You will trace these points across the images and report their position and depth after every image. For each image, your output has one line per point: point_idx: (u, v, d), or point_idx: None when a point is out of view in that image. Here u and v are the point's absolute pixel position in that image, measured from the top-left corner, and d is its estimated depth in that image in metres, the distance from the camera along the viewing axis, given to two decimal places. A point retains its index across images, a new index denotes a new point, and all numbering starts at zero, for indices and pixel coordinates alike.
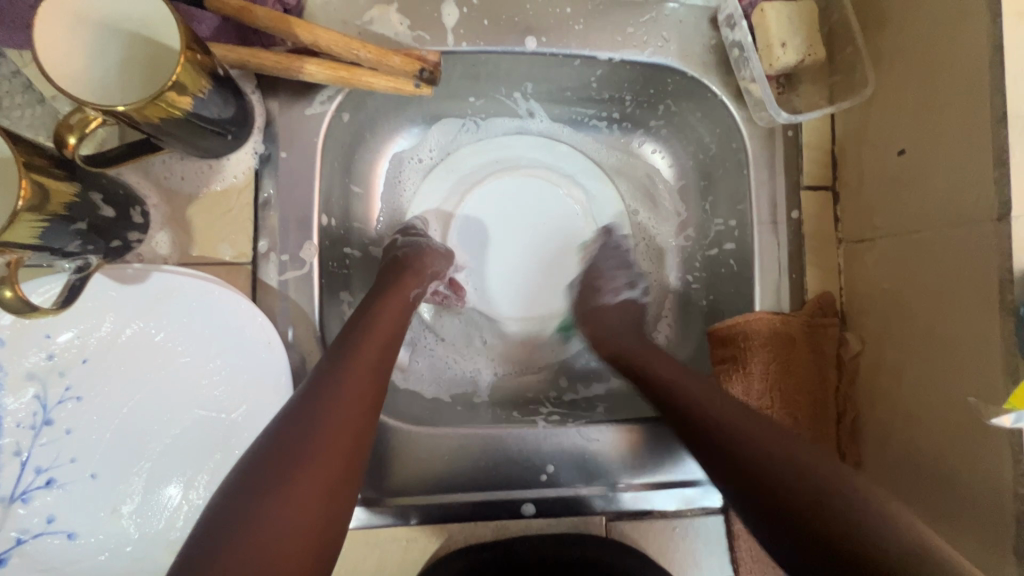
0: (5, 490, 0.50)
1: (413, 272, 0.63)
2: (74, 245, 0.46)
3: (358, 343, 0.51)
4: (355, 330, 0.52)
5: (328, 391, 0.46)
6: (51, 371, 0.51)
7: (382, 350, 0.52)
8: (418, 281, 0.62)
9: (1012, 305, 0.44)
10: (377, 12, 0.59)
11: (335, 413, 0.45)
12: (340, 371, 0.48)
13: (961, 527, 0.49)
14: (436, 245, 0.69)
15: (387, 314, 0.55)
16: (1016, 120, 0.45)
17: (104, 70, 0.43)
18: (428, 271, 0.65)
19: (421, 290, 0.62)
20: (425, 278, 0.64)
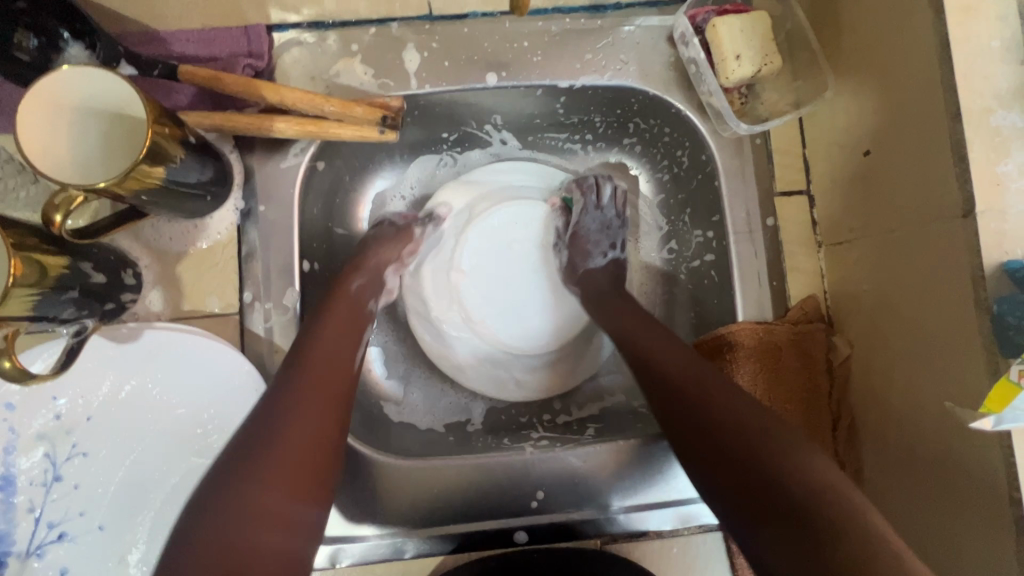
0: (21, 545, 0.53)
1: (353, 266, 0.62)
2: (69, 311, 0.49)
3: (324, 330, 0.53)
4: (301, 351, 0.51)
5: (276, 414, 0.45)
6: (58, 430, 0.54)
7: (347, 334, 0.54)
8: (361, 276, 0.61)
9: (987, 302, 0.43)
10: (342, 64, 0.62)
11: (298, 410, 0.46)
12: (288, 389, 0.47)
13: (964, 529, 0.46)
14: (391, 234, 0.66)
15: (334, 332, 0.53)
16: (970, 115, 0.44)
17: (85, 150, 0.47)
18: (376, 263, 0.63)
19: (364, 282, 0.61)
20: (369, 271, 0.62)
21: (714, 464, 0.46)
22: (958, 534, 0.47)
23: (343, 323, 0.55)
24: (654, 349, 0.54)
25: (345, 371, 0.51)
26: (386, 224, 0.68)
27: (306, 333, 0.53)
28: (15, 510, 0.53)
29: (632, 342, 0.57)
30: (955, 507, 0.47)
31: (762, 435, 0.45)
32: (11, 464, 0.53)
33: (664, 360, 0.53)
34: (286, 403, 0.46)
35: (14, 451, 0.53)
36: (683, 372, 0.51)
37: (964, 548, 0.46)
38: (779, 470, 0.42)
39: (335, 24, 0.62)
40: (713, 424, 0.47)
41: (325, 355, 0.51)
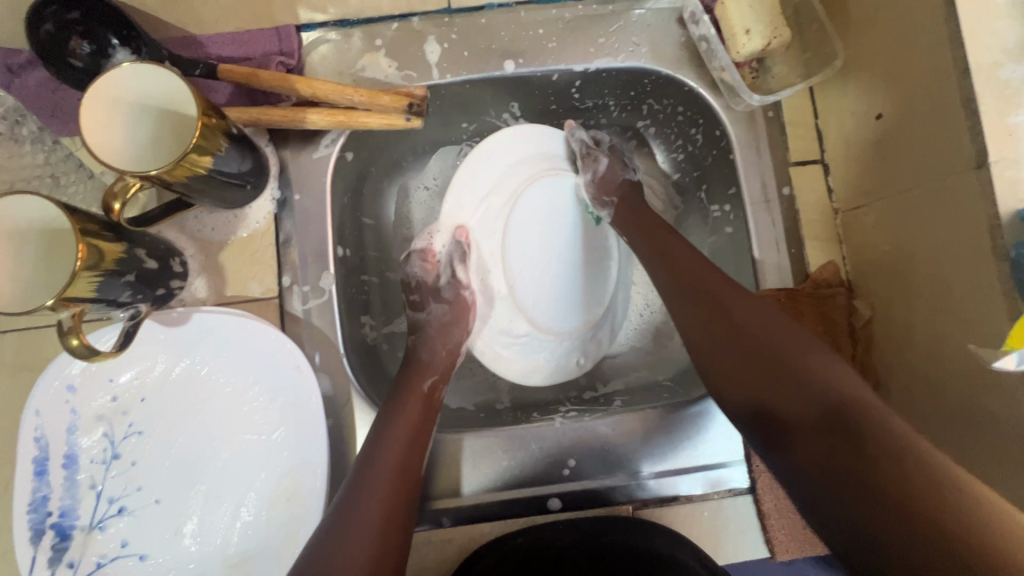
0: (85, 519, 0.56)
1: (422, 364, 0.62)
2: (125, 295, 0.53)
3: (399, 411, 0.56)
4: (381, 441, 0.53)
5: (352, 509, 0.48)
6: (116, 411, 0.58)
7: (424, 414, 0.57)
8: (435, 371, 0.62)
9: (1004, 249, 0.44)
10: (368, 59, 0.65)
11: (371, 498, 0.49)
12: (369, 484, 0.50)
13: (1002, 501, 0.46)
14: (446, 313, 0.66)
15: (409, 426, 0.55)
16: (980, 69, 0.45)
17: (138, 145, 0.51)
18: (442, 352, 0.65)
19: (434, 379, 0.61)
20: (437, 361, 0.64)
21: (750, 371, 0.51)
22: (990, 478, 0.47)
23: (421, 413, 0.57)
24: (687, 266, 0.59)
25: (419, 463, 0.53)
26: (433, 300, 0.67)
27: (385, 421, 0.55)
28: (78, 486, 0.56)
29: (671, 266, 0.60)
30: (988, 457, 0.47)
31: (791, 357, 0.49)
32: (74, 443, 0.57)
33: (704, 281, 0.57)
34: (368, 492, 0.49)
35: (76, 431, 0.57)
36: (723, 295, 0.55)
37: (995, 490, 0.47)
38: (801, 387, 0.48)
39: (359, 21, 0.65)
40: (750, 333, 0.52)
41: (406, 449, 0.53)
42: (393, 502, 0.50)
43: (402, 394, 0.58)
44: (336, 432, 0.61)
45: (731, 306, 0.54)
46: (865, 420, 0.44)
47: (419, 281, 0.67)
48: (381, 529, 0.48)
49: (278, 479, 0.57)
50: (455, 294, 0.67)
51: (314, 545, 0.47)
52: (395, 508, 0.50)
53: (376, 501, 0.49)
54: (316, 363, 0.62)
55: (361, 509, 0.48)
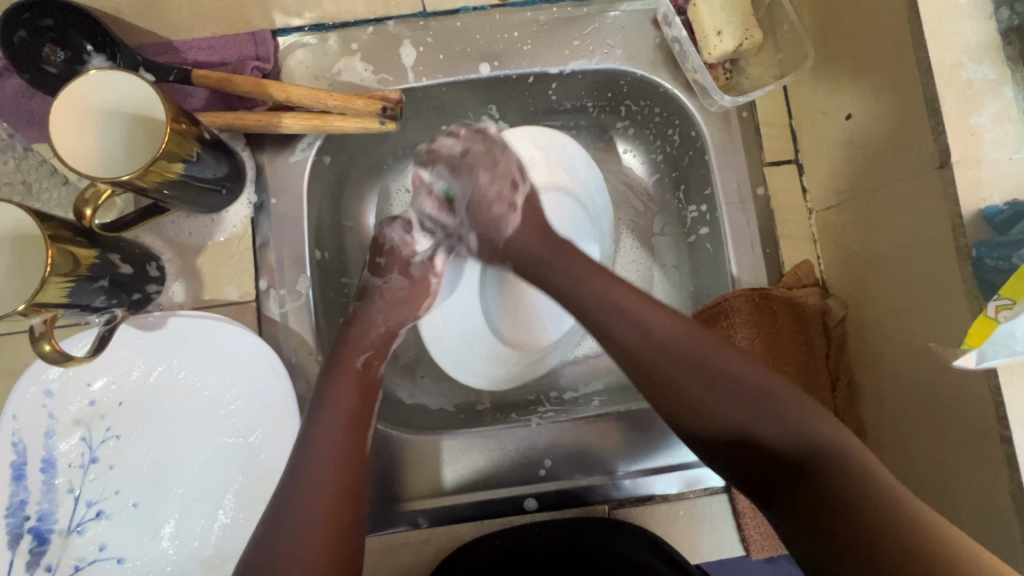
0: (62, 523, 0.56)
1: (353, 339, 0.60)
2: (100, 300, 0.53)
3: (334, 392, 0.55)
4: (314, 430, 0.52)
5: (297, 499, 0.48)
6: (93, 415, 0.58)
7: (361, 391, 0.56)
8: (368, 347, 0.61)
9: (966, 247, 0.44)
10: (343, 63, 0.66)
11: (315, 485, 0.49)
12: (305, 473, 0.49)
13: (970, 500, 0.47)
14: (403, 288, 0.66)
15: (348, 408, 0.54)
16: (941, 69, 0.45)
17: (110, 151, 0.51)
18: (380, 330, 0.63)
19: (369, 354, 0.60)
20: (373, 336, 0.62)
21: (712, 427, 0.49)
22: (958, 475, 0.48)
23: (357, 397, 0.56)
24: (632, 317, 0.53)
25: (358, 442, 0.53)
26: (396, 272, 0.66)
27: (316, 409, 0.54)
28: (56, 491, 0.57)
29: (603, 318, 0.54)
30: (954, 452, 0.48)
31: (761, 400, 0.47)
32: (51, 447, 0.57)
33: (651, 335, 0.52)
34: (307, 480, 0.49)
35: (53, 436, 0.57)
36: (673, 348, 0.51)
37: (963, 486, 0.47)
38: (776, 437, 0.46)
39: (335, 25, 0.66)
40: (709, 388, 0.49)
41: (343, 433, 0.52)
42: (341, 494, 0.49)
43: (332, 377, 0.56)
44: None
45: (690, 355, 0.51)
46: (832, 463, 0.44)
47: (394, 248, 0.66)
48: (332, 521, 0.48)
49: (255, 481, 0.58)
50: (422, 276, 0.67)
51: (261, 535, 0.47)
52: (344, 496, 0.49)
53: (318, 498, 0.48)
54: (293, 366, 0.62)
55: (299, 506, 0.47)
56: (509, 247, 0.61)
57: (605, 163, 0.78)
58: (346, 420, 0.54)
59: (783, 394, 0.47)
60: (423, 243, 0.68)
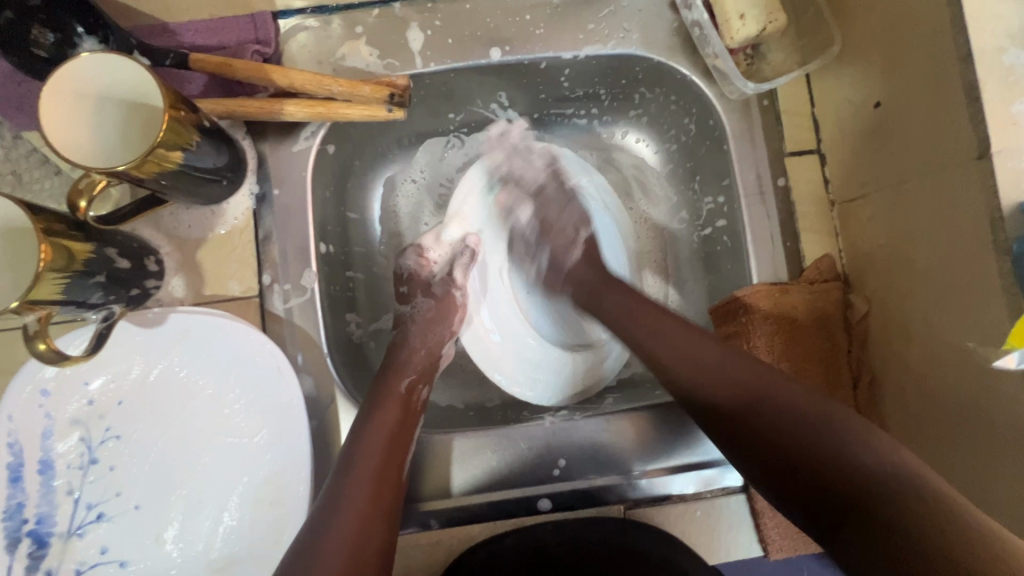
0: (62, 526, 0.55)
1: (399, 364, 0.61)
2: (97, 296, 0.51)
3: (377, 412, 0.55)
4: (358, 445, 0.52)
5: (330, 517, 0.46)
6: (92, 415, 0.56)
7: (405, 413, 0.56)
8: (412, 370, 0.61)
9: (1006, 243, 0.42)
10: (348, 47, 0.63)
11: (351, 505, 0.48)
12: (343, 488, 0.49)
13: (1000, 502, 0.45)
14: (431, 309, 0.66)
15: (388, 427, 0.54)
16: (982, 54, 0.43)
17: (104, 139, 0.48)
18: (421, 351, 0.63)
19: (414, 377, 0.60)
20: (416, 359, 0.62)
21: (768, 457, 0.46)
22: (987, 478, 0.46)
23: (398, 416, 0.55)
24: (678, 343, 0.54)
25: (399, 466, 0.52)
26: (422, 295, 0.67)
27: (362, 425, 0.54)
28: (55, 493, 0.55)
29: (650, 347, 0.55)
30: (984, 453, 0.46)
31: (818, 430, 0.44)
32: (49, 448, 0.55)
33: (696, 361, 0.52)
34: (344, 497, 0.48)
35: (50, 436, 0.55)
36: (720, 372, 0.50)
37: (994, 489, 0.46)
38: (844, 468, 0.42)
39: (339, 7, 0.63)
40: (760, 422, 0.46)
41: (383, 457, 0.52)
42: (371, 512, 0.48)
43: (378, 398, 0.56)
44: (319, 434, 0.59)
45: (737, 382, 0.49)
46: (905, 498, 0.39)
47: (412, 273, 0.67)
48: (358, 540, 0.46)
49: (261, 483, 0.56)
50: (445, 292, 0.66)
51: (294, 552, 0.45)
52: (377, 516, 0.48)
53: (352, 518, 0.47)
54: (299, 363, 0.60)
55: (335, 526, 0.46)
56: (572, 273, 0.67)
57: (617, 153, 0.75)
58: (387, 440, 0.53)
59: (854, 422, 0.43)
60: (440, 254, 0.69)
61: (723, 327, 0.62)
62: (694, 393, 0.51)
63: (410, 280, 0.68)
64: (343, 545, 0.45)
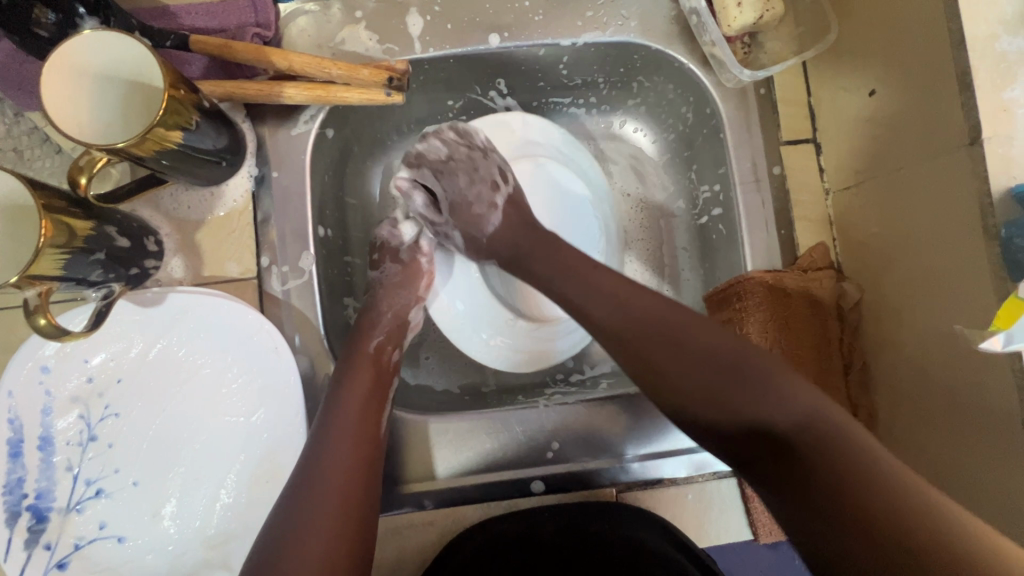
0: (61, 501, 0.55)
1: (368, 325, 0.62)
2: (96, 274, 0.51)
3: (352, 368, 0.56)
4: (335, 410, 0.53)
5: (314, 469, 0.48)
6: (92, 393, 0.57)
7: (378, 371, 0.57)
8: (381, 332, 0.61)
9: (995, 229, 0.43)
10: (348, 32, 0.63)
11: (335, 456, 0.49)
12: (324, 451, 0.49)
13: (988, 484, 0.46)
14: (397, 275, 0.66)
15: (365, 387, 0.55)
16: (975, 41, 0.43)
17: (105, 118, 0.49)
18: (389, 315, 0.63)
19: (381, 338, 0.61)
20: (383, 323, 0.63)
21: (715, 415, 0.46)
22: (976, 458, 0.47)
23: (370, 379, 0.56)
24: (625, 300, 0.52)
25: (377, 422, 0.54)
26: (390, 260, 0.67)
27: (339, 383, 0.55)
28: (54, 469, 0.56)
29: (576, 298, 0.54)
30: (972, 430, 0.47)
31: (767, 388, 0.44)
32: (49, 425, 0.56)
33: (644, 313, 0.51)
34: (326, 453, 0.49)
35: (50, 413, 0.56)
36: (673, 329, 0.49)
37: (980, 471, 0.47)
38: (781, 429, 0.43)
39: None
40: (715, 384, 0.46)
41: (361, 412, 0.53)
42: (356, 465, 0.50)
43: (350, 363, 0.57)
44: (316, 415, 0.60)
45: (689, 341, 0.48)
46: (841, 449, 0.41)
47: (383, 242, 0.68)
48: (345, 490, 0.48)
49: (258, 461, 0.57)
50: (411, 258, 0.67)
51: (283, 504, 0.47)
52: (361, 466, 0.50)
53: (335, 467, 0.48)
54: (296, 345, 0.61)
55: (318, 476, 0.48)
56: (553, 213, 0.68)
57: (615, 142, 0.76)
58: (363, 404, 0.54)
59: (833, 408, 0.43)
60: (408, 228, 0.68)
61: (722, 312, 0.63)
62: (641, 351, 0.49)
63: (378, 247, 0.68)
64: (327, 494, 0.47)
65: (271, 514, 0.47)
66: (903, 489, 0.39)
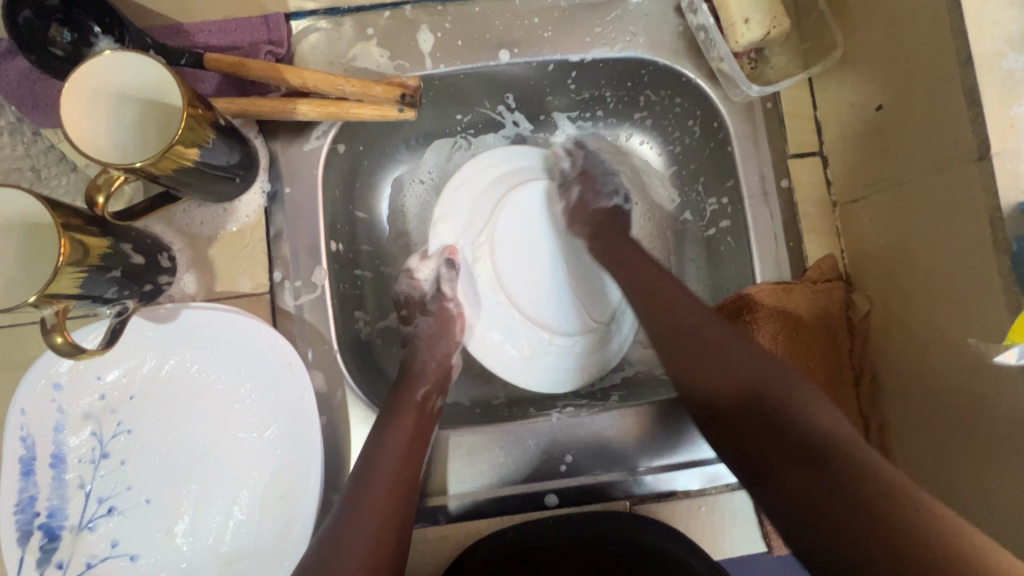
0: (73, 519, 0.55)
1: (414, 375, 0.62)
2: (111, 291, 0.51)
3: (396, 416, 0.56)
4: (376, 451, 0.53)
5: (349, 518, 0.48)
6: (104, 410, 0.57)
7: (422, 421, 0.57)
8: (427, 381, 0.61)
9: (1005, 243, 0.44)
10: (359, 48, 0.64)
11: (368, 507, 0.49)
12: (358, 489, 0.50)
13: (1001, 501, 0.46)
14: (432, 326, 0.67)
15: (406, 436, 0.55)
16: (982, 59, 0.44)
17: (123, 136, 0.49)
18: (432, 363, 0.64)
19: (429, 387, 0.61)
20: (429, 372, 0.63)
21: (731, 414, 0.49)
22: (990, 476, 0.47)
23: (415, 425, 0.56)
24: (662, 297, 0.57)
25: (415, 473, 0.53)
26: (419, 313, 0.68)
27: (381, 431, 0.55)
28: (66, 486, 0.55)
29: (639, 290, 0.59)
30: (987, 460, 0.47)
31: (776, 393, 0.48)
32: (62, 442, 0.56)
33: (677, 313, 0.55)
34: (363, 502, 0.49)
35: (63, 430, 0.56)
36: (698, 329, 0.54)
37: (994, 484, 0.47)
38: (793, 428, 0.46)
39: (351, 9, 0.64)
40: (734, 384, 0.50)
41: (400, 462, 0.53)
42: (386, 516, 0.49)
43: (393, 408, 0.57)
44: (329, 430, 0.60)
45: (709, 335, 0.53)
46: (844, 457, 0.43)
47: (406, 297, 0.69)
48: (375, 542, 0.47)
49: (271, 477, 0.57)
50: (439, 307, 0.68)
51: (315, 552, 0.46)
52: (393, 517, 0.49)
53: (369, 515, 0.48)
54: (309, 359, 0.61)
55: (352, 524, 0.48)
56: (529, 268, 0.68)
57: (622, 155, 0.77)
58: (405, 447, 0.54)
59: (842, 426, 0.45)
60: (427, 273, 0.70)
61: None
62: (665, 344, 0.55)
63: (404, 303, 0.69)
64: (360, 544, 0.46)
65: (303, 560, 0.47)
66: (907, 501, 0.40)
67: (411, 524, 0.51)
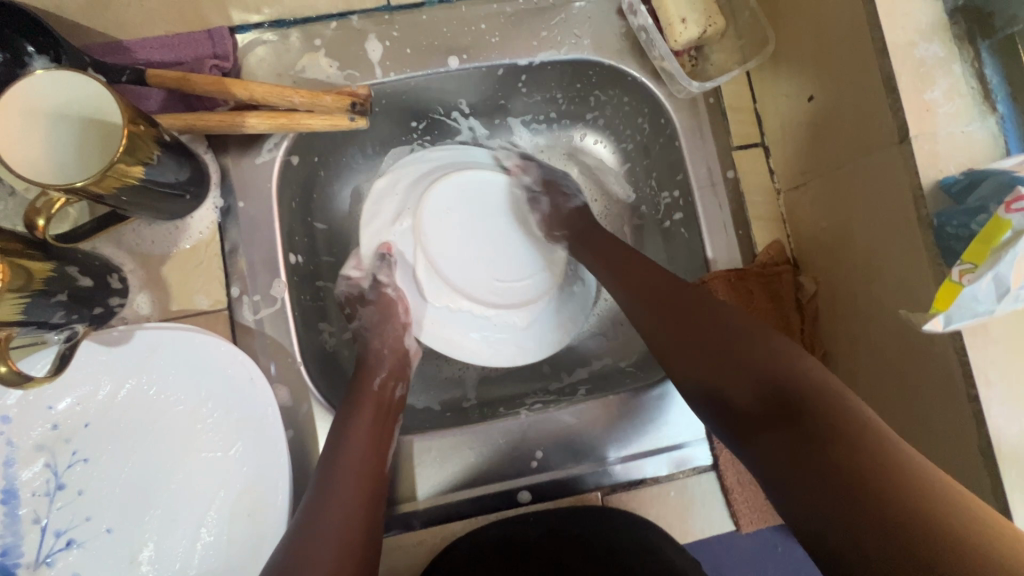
0: (30, 556, 0.53)
1: (367, 363, 0.62)
2: (58, 316, 0.50)
3: (353, 408, 0.56)
4: (339, 444, 0.53)
5: (318, 512, 0.47)
6: (57, 440, 0.55)
7: (381, 413, 0.57)
8: (382, 368, 0.62)
9: (928, 219, 0.46)
10: (308, 60, 0.64)
11: (338, 501, 0.48)
12: (331, 483, 0.50)
13: (947, 458, 0.49)
14: (373, 316, 0.67)
15: (365, 427, 0.55)
16: (896, 48, 0.47)
17: (62, 155, 0.48)
18: (385, 350, 0.64)
19: (386, 375, 0.61)
20: (385, 359, 0.63)
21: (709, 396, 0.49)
22: (930, 430, 0.50)
23: (373, 415, 0.57)
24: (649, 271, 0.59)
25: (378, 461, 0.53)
26: (359, 304, 0.68)
27: (341, 424, 0.55)
28: (20, 523, 0.53)
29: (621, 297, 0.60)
30: (927, 421, 0.50)
31: (753, 349, 0.47)
32: (13, 477, 0.53)
33: (652, 284, 0.57)
34: (332, 494, 0.49)
35: (14, 464, 0.54)
36: (662, 291, 0.56)
37: (937, 442, 0.49)
38: (761, 376, 0.45)
39: (296, 21, 0.64)
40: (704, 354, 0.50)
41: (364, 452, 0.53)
42: (355, 511, 0.49)
43: (352, 401, 0.57)
44: (297, 442, 0.60)
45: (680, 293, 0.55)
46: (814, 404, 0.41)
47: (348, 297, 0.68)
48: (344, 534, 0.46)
49: (238, 495, 0.56)
50: (379, 294, 0.68)
51: (282, 548, 0.45)
52: (363, 507, 0.49)
53: (343, 510, 0.48)
54: (272, 374, 0.60)
55: (325, 517, 0.47)
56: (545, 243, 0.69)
57: (577, 154, 0.78)
58: (369, 438, 0.54)
59: (826, 378, 0.43)
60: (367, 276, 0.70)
61: None
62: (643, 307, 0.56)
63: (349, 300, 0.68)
64: (331, 535, 0.46)
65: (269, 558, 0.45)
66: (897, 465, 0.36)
67: (380, 517, 0.51)
